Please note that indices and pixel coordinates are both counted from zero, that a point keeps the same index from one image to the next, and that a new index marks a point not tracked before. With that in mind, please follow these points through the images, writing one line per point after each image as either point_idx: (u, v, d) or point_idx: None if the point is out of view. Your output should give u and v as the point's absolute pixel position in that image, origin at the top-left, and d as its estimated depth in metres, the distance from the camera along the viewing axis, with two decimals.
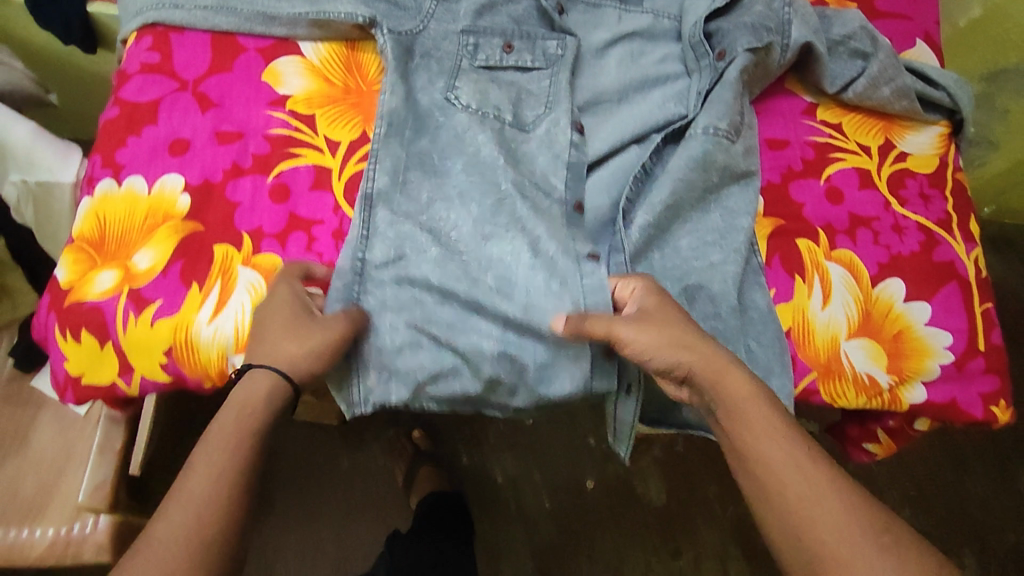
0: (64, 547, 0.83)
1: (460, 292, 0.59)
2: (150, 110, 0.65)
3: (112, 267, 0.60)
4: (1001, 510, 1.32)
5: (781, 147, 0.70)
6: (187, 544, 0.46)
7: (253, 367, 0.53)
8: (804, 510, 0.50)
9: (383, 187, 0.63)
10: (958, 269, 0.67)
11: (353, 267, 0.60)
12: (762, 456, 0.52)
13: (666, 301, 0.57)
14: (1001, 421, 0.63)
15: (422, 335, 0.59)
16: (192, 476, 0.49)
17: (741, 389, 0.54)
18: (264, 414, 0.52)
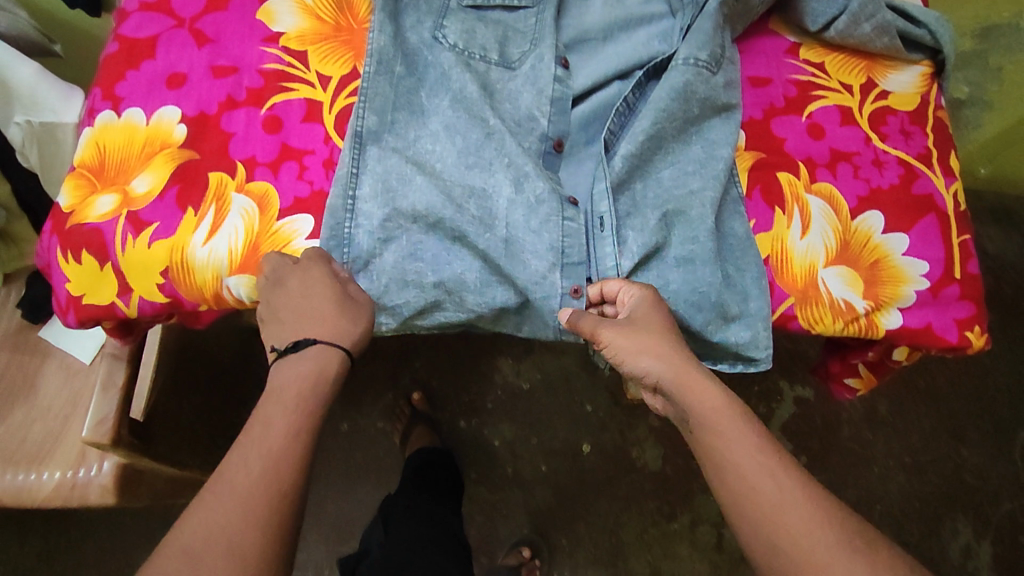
0: (70, 491, 0.84)
1: (445, 229, 0.61)
2: (148, 45, 0.68)
3: (112, 192, 0.63)
4: (995, 480, 1.27)
5: (763, 85, 0.73)
6: (262, 494, 0.46)
7: (310, 344, 0.53)
8: (778, 518, 0.48)
9: (373, 127, 0.63)
10: (937, 201, 0.69)
11: (346, 205, 0.61)
12: (737, 463, 0.51)
13: (659, 312, 0.58)
14: (975, 346, 0.65)
15: (409, 270, 0.61)
16: (266, 429, 0.48)
17: (713, 403, 0.53)
18: (321, 384, 0.52)
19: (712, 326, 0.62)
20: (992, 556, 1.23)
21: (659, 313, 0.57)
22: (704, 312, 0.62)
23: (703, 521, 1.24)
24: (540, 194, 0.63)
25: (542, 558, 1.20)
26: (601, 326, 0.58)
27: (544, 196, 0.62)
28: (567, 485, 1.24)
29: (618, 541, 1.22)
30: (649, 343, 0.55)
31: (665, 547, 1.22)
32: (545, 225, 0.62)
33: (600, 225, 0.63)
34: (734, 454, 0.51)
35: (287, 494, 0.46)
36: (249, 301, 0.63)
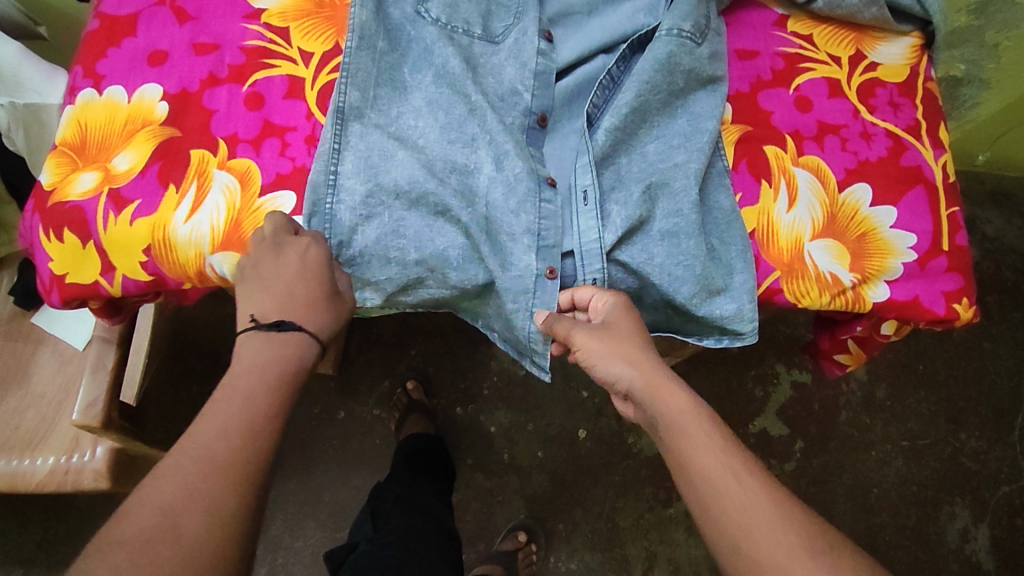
0: (63, 476, 0.83)
1: (428, 206, 0.62)
2: (129, 23, 0.69)
3: (93, 170, 0.63)
4: (993, 463, 1.26)
5: (750, 57, 0.72)
6: (217, 474, 0.45)
7: (293, 328, 0.54)
8: (738, 516, 0.48)
9: (355, 104, 0.62)
10: (925, 173, 0.68)
11: (327, 181, 0.61)
12: (700, 461, 0.50)
13: (630, 318, 0.58)
14: (963, 319, 0.65)
15: (393, 245, 0.61)
16: (224, 409, 0.48)
17: (679, 406, 0.53)
18: (291, 366, 0.52)
19: (697, 299, 0.62)
20: (989, 539, 1.22)
21: (631, 322, 0.58)
22: (689, 285, 0.62)
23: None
24: (518, 172, 0.62)
25: (539, 542, 1.19)
26: (575, 330, 0.58)
27: (522, 174, 0.62)
28: (563, 470, 1.24)
29: (615, 526, 1.22)
30: (617, 349, 0.56)
31: (662, 532, 1.22)
32: (522, 205, 0.62)
33: (584, 199, 0.63)
34: (697, 453, 0.51)
35: (238, 482, 0.45)
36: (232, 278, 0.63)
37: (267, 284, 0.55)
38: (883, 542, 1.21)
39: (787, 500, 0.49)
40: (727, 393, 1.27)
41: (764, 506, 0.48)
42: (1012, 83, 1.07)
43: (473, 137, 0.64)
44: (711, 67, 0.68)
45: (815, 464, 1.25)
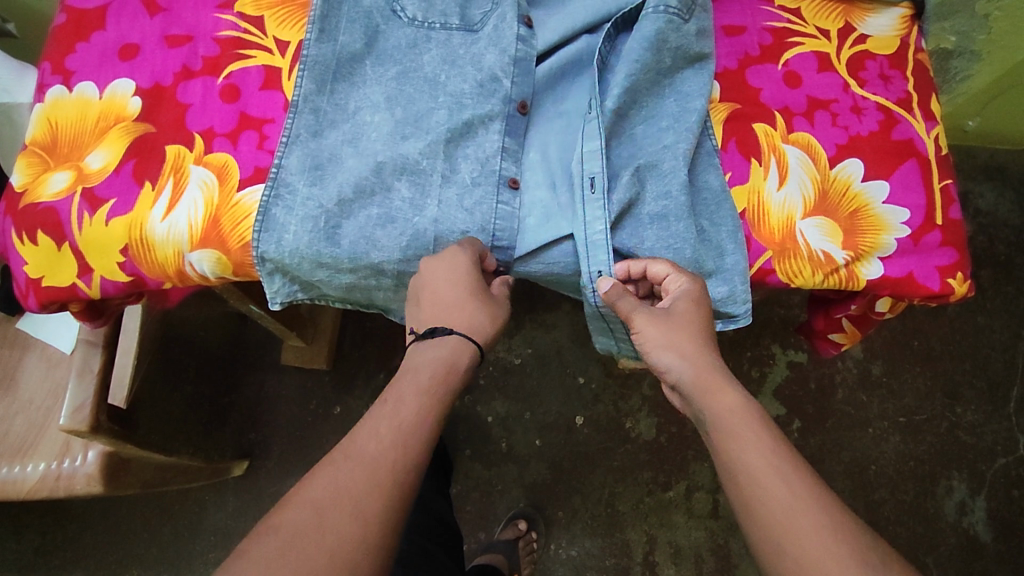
0: (54, 482, 0.81)
1: (370, 211, 0.61)
2: (97, 15, 0.66)
3: (66, 169, 0.61)
4: (989, 436, 1.26)
5: (737, 34, 0.71)
6: (375, 463, 0.46)
7: (448, 334, 0.55)
8: (784, 518, 0.45)
9: (309, 100, 0.63)
10: (917, 147, 0.67)
11: (270, 177, 0.61)
12: (745, 462, 0.48)
13: (697, 310, 0.57)
14: (958, 293, 0.64)
15: (323, 250, 0.60)
16: (400, 405, 0.50)
17: (729, 405, 0.51)
18: (450, 371, 0.54)
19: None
20: (986, 511, 1.23)
21: (693, 309, 0.57)
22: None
23: (698, 488, 1.23)
24: (475, 175, 0.63)
25: (539, 531, 1.19)
26: (635, 314, 0.58)
27: (479, 178, 0.63)
28: (561, 458, 1.24)
29: (614, 511, 1.22)
30: (671, 335, 0.56)
31: (661, 516, 1.22)
32: (477, 205, 0.62)
33: (592, 185, 0.61)
34: (742, 452, 0.49)
35: (394, 479, 0.46)
36: (214, 276, 0.62)
37: (428, 301, 0.57)
38: (881, 518, 1.22)
39: (832, 504, 0.46)
40: None
41: (809, 509, 0.45)
42: (1005, 54, 1.06)
43: (427, 138, 0.63)
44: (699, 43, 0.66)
45: (812, 443, 1.25)
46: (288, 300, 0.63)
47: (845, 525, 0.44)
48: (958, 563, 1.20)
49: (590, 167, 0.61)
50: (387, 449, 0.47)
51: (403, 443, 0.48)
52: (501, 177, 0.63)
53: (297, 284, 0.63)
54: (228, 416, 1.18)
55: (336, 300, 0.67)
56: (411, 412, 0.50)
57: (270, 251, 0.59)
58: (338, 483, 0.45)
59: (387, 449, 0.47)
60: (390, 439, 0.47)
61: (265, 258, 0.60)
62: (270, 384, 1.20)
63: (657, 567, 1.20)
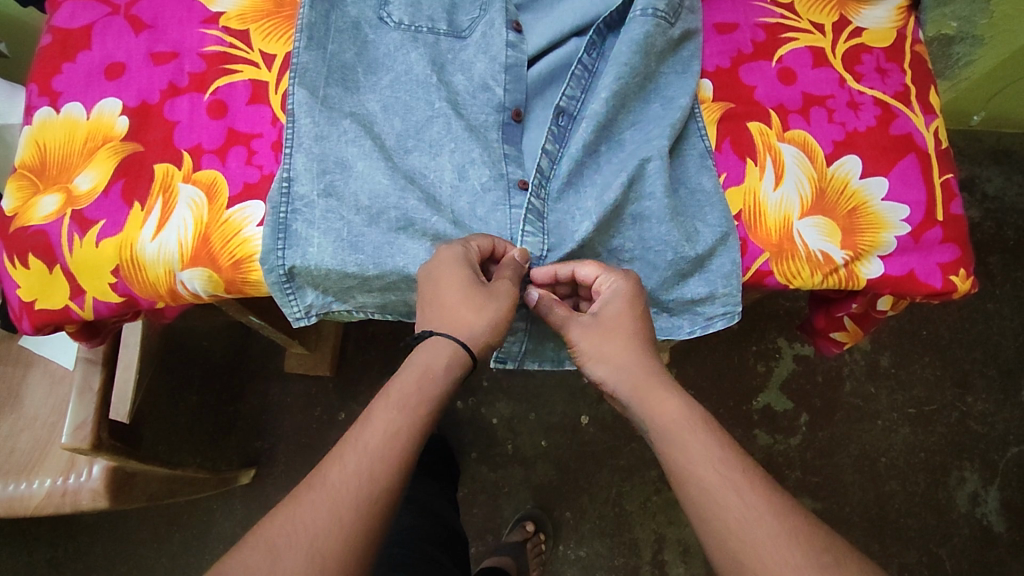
0: (60, 499, 0.81)
1: (391, 218, 0.60)
2: (83, 35, 0.66)
3: (55, 192, 0.61)
4: (1001, 425, 1.25)
5: (729, 31, 0.70)
6: (347, 492, 0.46)
7: (432, 335, 0.55)
8: (742, 530, 0.45)
9: (306, 107, 0.61)
10: (916, 141, 0.66)
11: (282, 189, 0.59)
12: (697, 474, 0.48)
13: (629, 310, 0.57)
14: (961, 291, 0.62)
15: (349, 260, 0.58)
16: (366, 428, 0.49)
17: (669, 412, 0.52)
18: (427, 382, 0.53)
19: (667, 285, 0.63)
20: (999, 501, 1.21)
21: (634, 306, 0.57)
22: (660, 272, 0.62)
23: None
24: (484, 180, 0.61)
25: (546, 532, 1.18)
26: (570, 323, 0.60)
27: (489, 185, 0.61)
28: (567, 458, 1.23)
29: (622, 510, 1.21)
30: (601, 347, 0.57)
31: (670, 513, 1.21)
32: (491, 213, 0.61)
33: (563, 187, 0.62)
34: (694, 462, 0.49)
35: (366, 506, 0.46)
36: (206, 294, 0.61)
37: (437, 301, 0.56)
38: (892, 511, 1.21)
39: (793, 512, 0.46)
40: (728, 370, 1.26)
41: (765, 522, 0.45)
42: (1007, 37, 1.04)
43: (433, 149, 0.62)
44: (678, 50, 0.66)
45: (822, 437, 1.24)
46: (323, 314, 0.62)
47: (811, 536, 0.44)
48: (972, 554, 1.19)
49: (561, 168, 0.62)
50: (352, 482, 0.47)
51: (371, 475, 0.47)
52: (510, 181, 0.62)
53: (331, 294, 0.61)
54: (234, 424, 1.18)
55: (375, 312, 0.64)
56: (382, 437, 0.49)
57: (297, 265, 0.58)
58: (301, 521, 0.45)
59: (352, 482, 0.47)
60: (357, 469, 0.47)
61: (292, 272, 0.58)
62: (274, 391, 1.20)
63: (666, 565, 1.19)
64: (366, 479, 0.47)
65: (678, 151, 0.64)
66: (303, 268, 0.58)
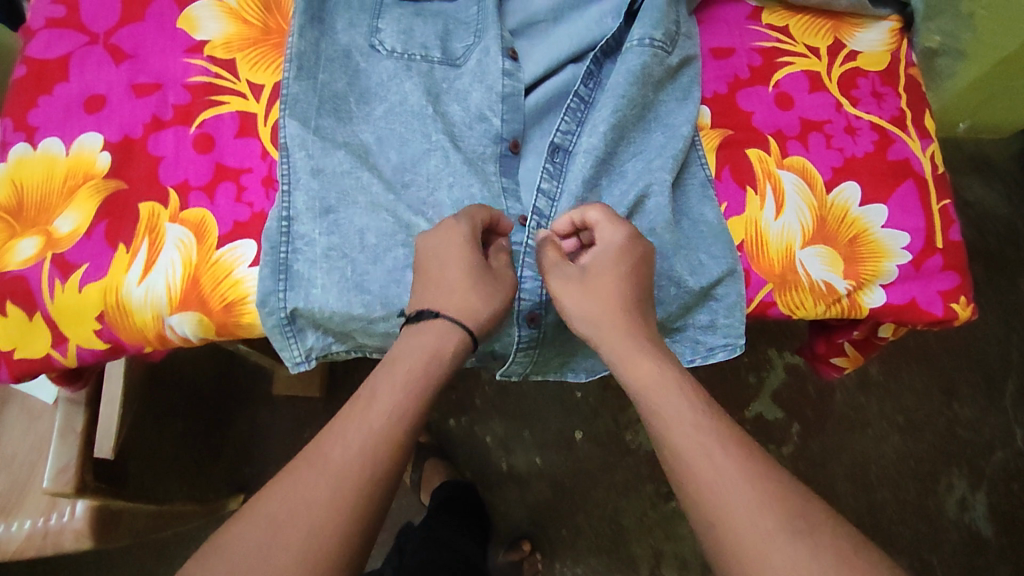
0: (42, 540, 0.77)
1: (399, 256, 0.58)
2: (59, 66, 0.63)
3: (34, 234, 0.58)
4: (987, 431, 1.27)
5: (726, 56, 0.69)
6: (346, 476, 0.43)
7: (436, 317, 0.51)
8: (729, 515, 0.42)
9: (301, 139, 0.59)
10: (913, 166, 0.66)
11: (282, 227, 0.57)
12: (677, 449, 0.45)
13: (614, 268, 0.53)
14: (962, 318, 0.63)
15: (356, 302, 0.56)
16: (370, 407, 0.46)
17: (641, 369, 0.49)
18: (434, 363, 0.50)
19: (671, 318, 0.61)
20: (987, 506, 1.23)
21: (624, 254, 0.53)
22: (665, 308, 0.60)
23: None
24: None
25: (543, 551, 1.19)
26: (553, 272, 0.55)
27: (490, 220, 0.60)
28: (562, 476, 1.22)
29: (619, 527, 1.20)
30: (584, 305, 0.52)
31: (667, 528, 1.21)
32: None
33: None
34: (680, 434, 0.45)
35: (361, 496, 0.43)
36: (197, 338, 0.58)
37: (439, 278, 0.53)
38: (884, 518, 1.22)
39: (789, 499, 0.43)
40: (721, 383, 1.26)
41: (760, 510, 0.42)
42: (990, 53, 1.06)
43: (432, 182, 0.60)
44: (676, 78, 0.66)
45: (813, 447, 1.24)
46: (323, 356, 0.59)
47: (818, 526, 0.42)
48: (961, 559, 1.21)
49: (565, 200, 0.61)
50: (333, 486, 0.43)
51: (369, 458, 0.44)
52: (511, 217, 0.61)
53: (331, 335, 0.59)
54: (222, 450, 1.15)
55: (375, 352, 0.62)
56: (384, 419, 0.46)
57: (300, 307, 0.56)
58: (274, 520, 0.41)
59: (333, 482, 0.43)
60: (356, 450, 0.44)
61: (293, 314, 0.56)
62: (263, 416, 1.17)
63: None
64: (362, 464, 0.44)
65: (680, 181, 0.63)
66: (306, 310, 0.56)
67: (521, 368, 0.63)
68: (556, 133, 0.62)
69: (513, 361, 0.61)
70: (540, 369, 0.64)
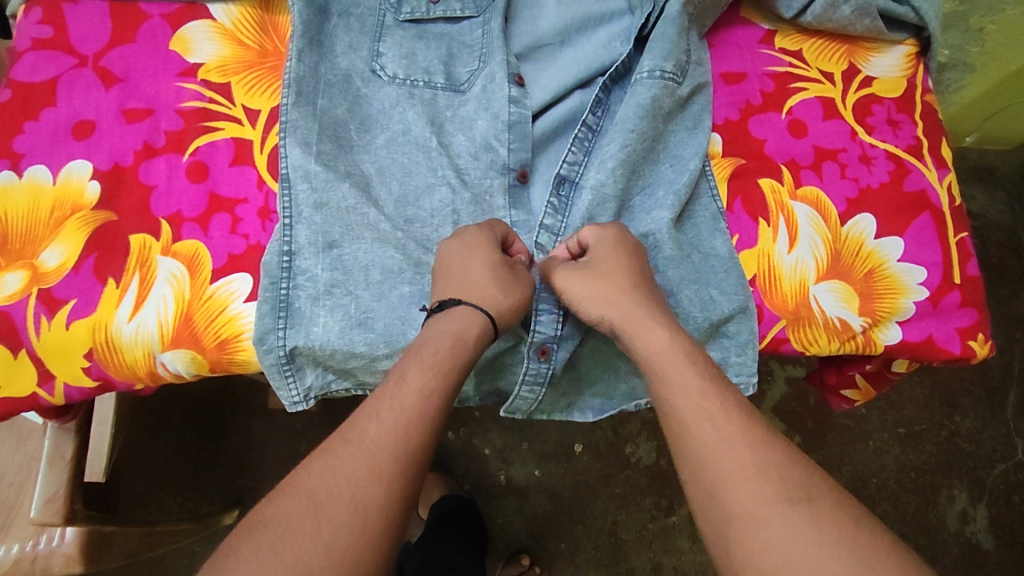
0: (30, 565, 0.74)
1: (403, 293, 0.55)
2: (46, 90, 0.61)
3: (19, 268, 0.55)
4: (988, 442, 1.21)
5: (737, 81, 0.67)
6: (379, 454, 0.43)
7: (457, 304, 0.51)
8: (752, 515, 0.41)
9: (302, 169, 0.56)
10: (930, 198, 0.64)
11: (282, 262, 0.55)
12: (694, 441, 0.44)
13: (619, 252, 0.53)
14: (979, 356, 0.61)
15: (358, 340, 0.54)
16: (401, 387, 0.46)
17: (655, 345, 0.49)
18: (459, 346, 0.49)
19: None
20: (987, 519, 1.18)
21: (628, 243, 0.54)
22: None
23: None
24: None
25: (542, 565, 1.11)
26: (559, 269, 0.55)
27: None
28: (561, 488, 1.14)
29: (617, 540, 1.12)
30: (596, 289, 0.52)
31: (665, 541, 1.13)
32: None
33: None
34: (703, 424, 0.44)
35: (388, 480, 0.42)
36: (190, 375, 0.56)
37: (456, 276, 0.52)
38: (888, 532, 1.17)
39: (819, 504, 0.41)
40: None
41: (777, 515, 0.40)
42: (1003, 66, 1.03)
43: (436, 216, 0.58)
44: (686, 107, 0.64)
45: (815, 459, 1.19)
46: (323, 395, 0.56)
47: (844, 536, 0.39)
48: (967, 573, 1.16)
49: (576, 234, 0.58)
50: (347, 486, 0.41)
51: (401, 437, 0.44)
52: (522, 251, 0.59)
53: (331, 373, 0.56)
54: (217, 464, 1.11)
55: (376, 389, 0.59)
56: (415, 398, 0.45)
57: (299, 346, 0.53)
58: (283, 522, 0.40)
59: (346, 480, 0.41)
60: (387, 428, 0.44)
61: (293, 353, 0.54)
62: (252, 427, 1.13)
63: None
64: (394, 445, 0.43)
65: (690, 213, 0.61)
66: (308, 349, 0.53)
67: (526, 406, 0.60)
68: (563, 165, 0.61)
69: (519, 396, 0.58)
70: (545, 409, 0.61)
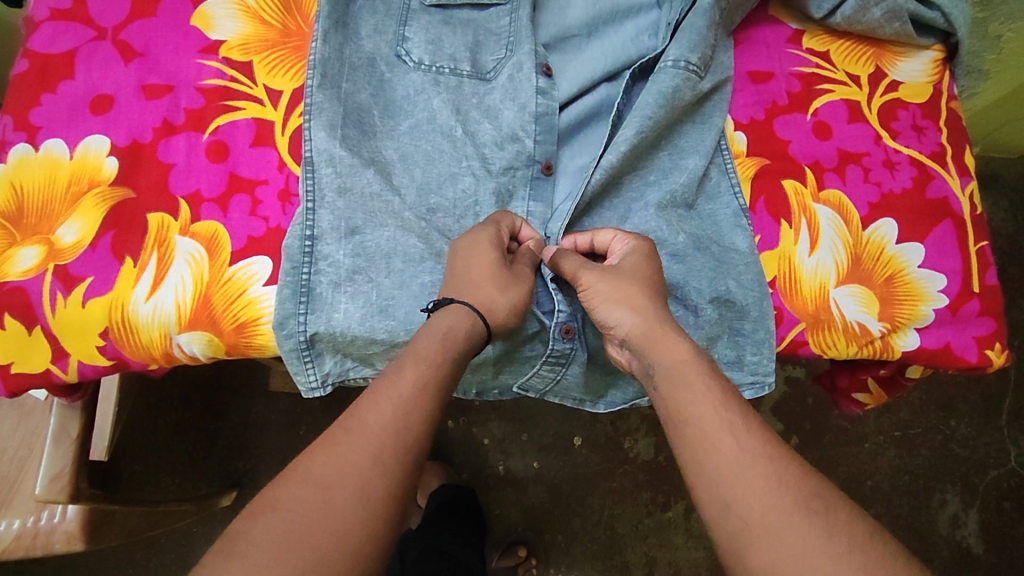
0: (31, 541, 0.70)
1: (425, 283, 0.55)
2: (65, 63, 0.60)
3: (34, 243, 0.55)
4: (982, 449, 1.19)
5: (764, 80, 0.67)
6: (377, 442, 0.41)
7: (452, 302, 0.50)
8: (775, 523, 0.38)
9: (326, 153, 0.56)
10: (952, 206, 0.64)
11: (304, 248, 0.54)
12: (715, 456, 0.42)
13: (649, 264, 0.52)
14: (995, 365, 0.61)
15: (378, 327, 0.53)
16: (399, 380, 0.44)
17: (682, 356, 0.46)
18: (458, 341, 0.48)
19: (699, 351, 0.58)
20: (978, 523, 1.16)
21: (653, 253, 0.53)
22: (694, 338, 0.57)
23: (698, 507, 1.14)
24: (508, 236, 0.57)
25: (538, 556, 1.11)
26: (581, 271, 0.53)
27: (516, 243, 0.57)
28: (559, 480, 1.14)
29: (614, 533, 1.13)
30: (621, 290, 0.50)
31: (661, 536, 1.13)
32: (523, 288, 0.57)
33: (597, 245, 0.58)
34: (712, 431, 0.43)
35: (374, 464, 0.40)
36: (205, 357, 0.56)
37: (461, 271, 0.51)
38: None
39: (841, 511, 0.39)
40: None
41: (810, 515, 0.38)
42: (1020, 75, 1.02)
43: (457, 205, 0.58)
44: (703, 103, 0.64)
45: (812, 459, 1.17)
46: (341, 382, 0.56)
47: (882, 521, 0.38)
48: None
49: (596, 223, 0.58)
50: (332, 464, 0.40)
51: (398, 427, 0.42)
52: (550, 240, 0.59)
53: (350, 361, 0.55)
54: None
55: None
56: (412, 389, 0.44)
57: (320, 332, 0.53)
58: (298, 509, 0.38)
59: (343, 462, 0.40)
60: (389, 418, 0.42)
61: (313, 339, 0.53)
62: None
63: None
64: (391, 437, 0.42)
65: (709, 210, 0.61)
66: (330, 337, 0.53)
67: (541, 386, 0.59)
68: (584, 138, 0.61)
69: (535, 375, 0.58)
70: (559, 392, 0.61)
